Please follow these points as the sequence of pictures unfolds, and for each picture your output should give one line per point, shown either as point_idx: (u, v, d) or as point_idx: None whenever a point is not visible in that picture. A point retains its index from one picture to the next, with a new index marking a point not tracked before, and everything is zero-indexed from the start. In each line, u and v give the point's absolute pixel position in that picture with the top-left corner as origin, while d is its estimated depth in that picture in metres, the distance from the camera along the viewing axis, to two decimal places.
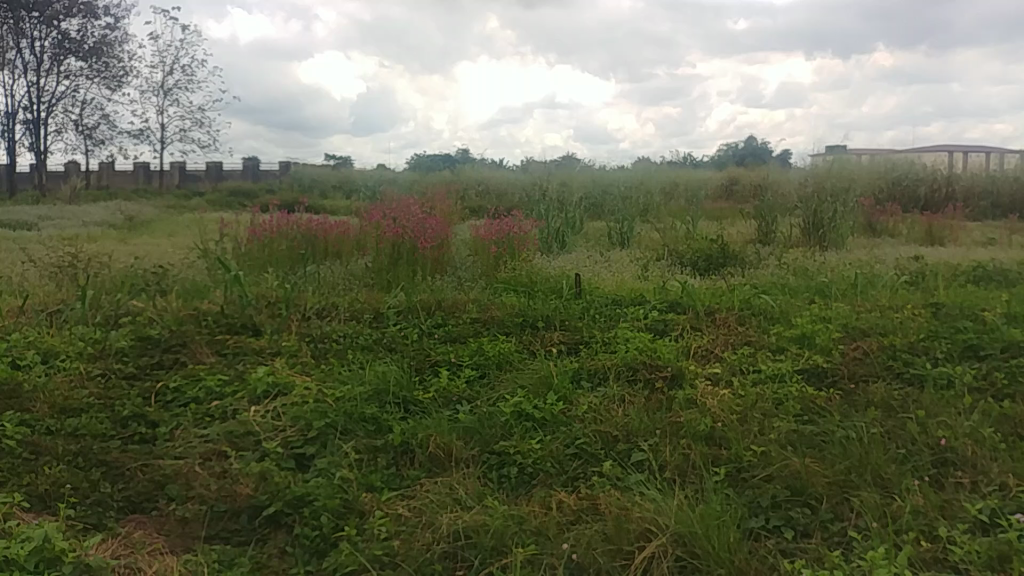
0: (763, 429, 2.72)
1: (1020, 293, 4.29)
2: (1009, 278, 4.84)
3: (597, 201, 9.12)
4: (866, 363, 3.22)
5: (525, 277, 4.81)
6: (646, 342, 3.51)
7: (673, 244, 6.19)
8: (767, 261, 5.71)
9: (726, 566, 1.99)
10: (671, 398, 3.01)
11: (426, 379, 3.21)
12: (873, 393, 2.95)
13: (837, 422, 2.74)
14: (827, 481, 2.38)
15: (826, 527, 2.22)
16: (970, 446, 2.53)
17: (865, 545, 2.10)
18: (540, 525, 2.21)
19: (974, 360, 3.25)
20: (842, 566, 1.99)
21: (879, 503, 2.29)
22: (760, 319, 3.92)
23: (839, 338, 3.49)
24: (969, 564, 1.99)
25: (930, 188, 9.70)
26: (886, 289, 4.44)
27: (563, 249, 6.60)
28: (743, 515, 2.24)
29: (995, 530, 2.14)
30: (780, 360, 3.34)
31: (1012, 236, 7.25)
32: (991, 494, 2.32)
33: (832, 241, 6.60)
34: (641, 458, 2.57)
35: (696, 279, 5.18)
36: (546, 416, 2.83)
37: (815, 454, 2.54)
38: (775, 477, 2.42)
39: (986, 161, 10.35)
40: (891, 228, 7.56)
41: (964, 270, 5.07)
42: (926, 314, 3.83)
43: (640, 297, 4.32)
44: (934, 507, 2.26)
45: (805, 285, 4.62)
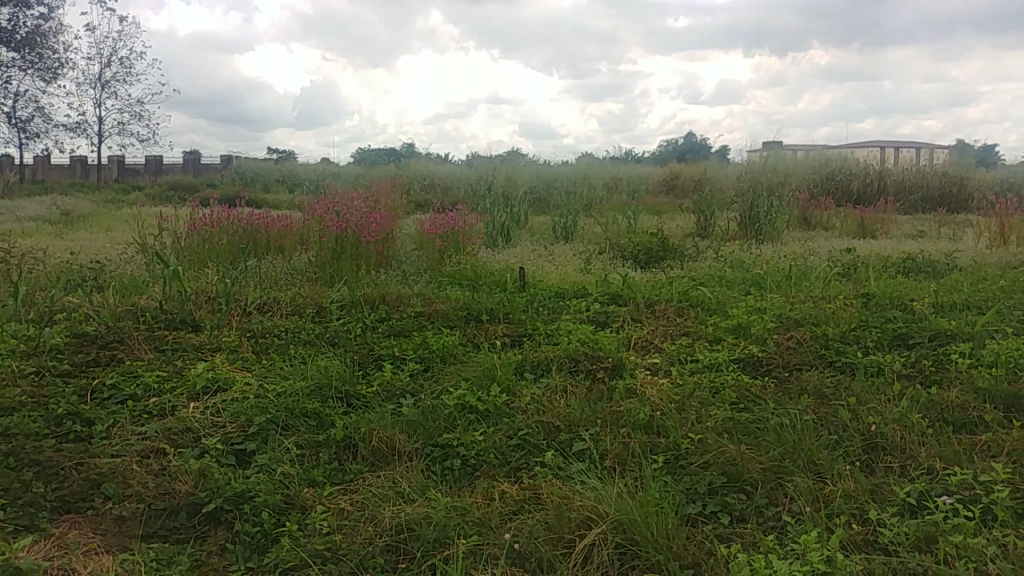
0: (701, 417, 2.79)
1: (947, 284, 4.44)
2: (937, 269, 5.01)
3: (542, 197, 9.17)
4: (799, 352, 3.31)
5: (468, 270, 4.82)
6: (589, 334, 3.55)
7: (615, 237, 6.24)
8: (705, 253, 5.83)
9: (664, 553, 2.03)
10: (612, 388, 3.05)
11: (369, 373, 3.21)
12: (805, 381, 3.04)
13: (771, 410, 2.81)
14: (761, 467, 2.45)
15: (761, 512, 2.27)
16: (899, 431, 2.62)
17: (798, 528, 2.16)
18: (482, 517, 2.23)
19: (903, 348, 3.36)
20: (776, 550, 2.04)
21: (812, 488, 2.36)
22: (698, 310, 4.00)
23: (773, 328, 3.58)
24: (898, 545, 2.06)
25: (865, 182, 9.97)
26: (820, 281, 4.55)
27: (507, 242, 6.62)
28: (680, 502, 2.29)
29: (923, 512, 2.22)
30: (717, 350, 3.41)
31: (940, 228, 7.50)
32: (919, 477, 2.40)
33: (769, 235, 6.74)
34: (582, 447, 2.60)
35: (637, 272, 5.26)
36: (489, 408, 2.85)
37: (750, 441, 2.61)
38: (712, 464, 2.48)
39: (916, 157, 10.70)
40: (825, 220, 7.82)
41: (893, 261, 5.23)
42: (857, 304, 3.95)
43: (582, 290, 4.36)
44: (865, 491, 2.33)
45: (741, 277, 4.71)
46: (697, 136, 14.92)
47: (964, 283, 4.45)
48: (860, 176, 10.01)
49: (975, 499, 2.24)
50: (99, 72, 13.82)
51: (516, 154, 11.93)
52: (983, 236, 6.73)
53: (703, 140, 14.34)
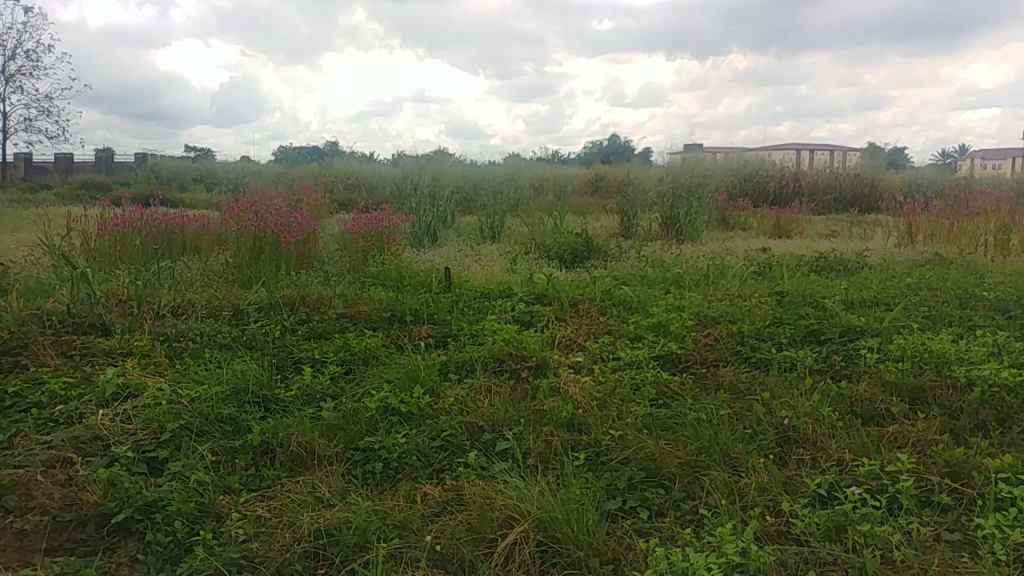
0: (622, 414, 2.82)
1: (857, 281, 4.59)
2: (848, 267, 5.18)
3: (468, 197, 9.16)
4: (716, 349, 3.39)
5: (393, 270, 4.78)
6: (513, 334, 3.56)
7: (540, 237, 6.27)
8: (628, 253, 5.91)
9: (584, 549, 2.05)
10: (535, 387, 3.07)
11: (288, 377, 3.15)
12: (722, 376, 3.11)
13: (689, 405, 2.87)
14: (679, 462, 2.49)
15: (678, 506, 2.31)
16: (810, 424, 2.70)
17: (715, 521, 2.20)
18: (403, 519, 2.21)
19: (815, 343, 3.47)
20: (693, 543, 2.08)
21: (727, 480, 2.41)
22: (620, 309, 4.05)
23: (692, 325, 3.65)
24: (809, 535, 2.12)
25: (781, 184, 10.27)
26: (737, 279, 4.66)
27: (434, 242, 6.60)
28: (601, 498, 2.31)
29: (832, 502, 2.29)
30: (637, 347, 3.46)
31: (852, 228, 7.79)
32: (829, 468, 2.48)
33: (691, 235, 6.88)
34: (505, 447, 2.60)
35: (562, 272, 5.30)
36: (412, 410, 2.82)
37: (668, 436, 2.66)
38: (632, 460, 2.52)
39: (829, 159, 11.06)
40: (743, 220, 8.03)
41: (807, 260, 5.39)
42: (771, 302, 4.06)
43: (507, 289, 4.37)
44: (778, 483, 2.40)
45: (662, 276, 4.79)
46: (620, 137, 15.12)
47: (873, 281, 4.61)
48: (776, 178, 10.30)
49: (881, 488, 2.33)
50: (3, 65, 13.22)
51: (441, 153, 11.88)
52: (891, 235, 7.00)
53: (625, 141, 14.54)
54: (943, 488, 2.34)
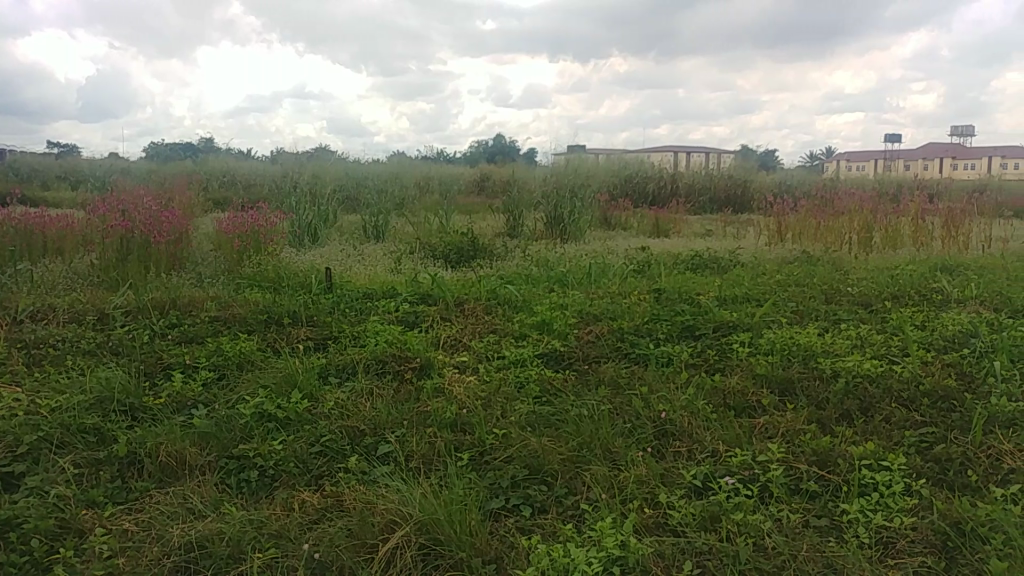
0: (505, 412, 2.83)
1: (731, 279, 4.77)
2: (722, 265, 5.38)
3: (351, 195, 9.01)
4: (598, 346, 3.44)
5: (272, 271, 4.64)
6: (396, 335, 3.52)
7: (424, 237, 6.23)
8: (513, 252, 5.94)
9: (466, 550, 2.04)
10: (418, 388, 3.04)
11: (157, 384, 3.01)
12: (603, 373, 3.17)
13: (572, 402, 2.90)
14: (561, 458, 2.52)
15: (560, 502, 2.34)
16: (687, 417, 2.78)
17: (595, 515, 2.23)
18: (280, 528, 2.15)
19: (691, 339, 3.58)
20: (574, 538, 2.10)
21: (608, 475, 2.45)
22: (504, 307, 4.06)
23: (575, 323, 3.70)
24: (685, 526, 2.18)
25: (660, 185, 10.57)
26: (618, 277, 4.76)
27: (315, 242, 6.47)
28: (484, 497, 2.31)
29: (707, 493, 2.37)
30: (521, 346, 3.48)
31: (726, 227, 8.08)
32: (704, 460, 2.56)
33: (574, 234, 6.98)
34: (386, 450, 2.57)
35: (446, 271, 5.28)
36: (289, 415, 2.75)
37: (551, 433, 2.68)
38: (515, 458, 2.53)
39: (704, 162, 11.45)
40: (624, 220, 8.22)
41: (684, 258, 5.56)
42: (650, 299, 4.16)
43: (390, 289, 4.32)
44: (656, 475, 2.45)
45: (546, 275, 4.84)
46: (505, 137, 15.21)
47: (746, 278, 4.79)
48: (655, 179, 10.60)
49: (753, 478, 2.42)
50: None
51: (323, 149, 11.65)
52: (763, 233, 7.31)
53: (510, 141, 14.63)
54: (811, 476, 2.45)
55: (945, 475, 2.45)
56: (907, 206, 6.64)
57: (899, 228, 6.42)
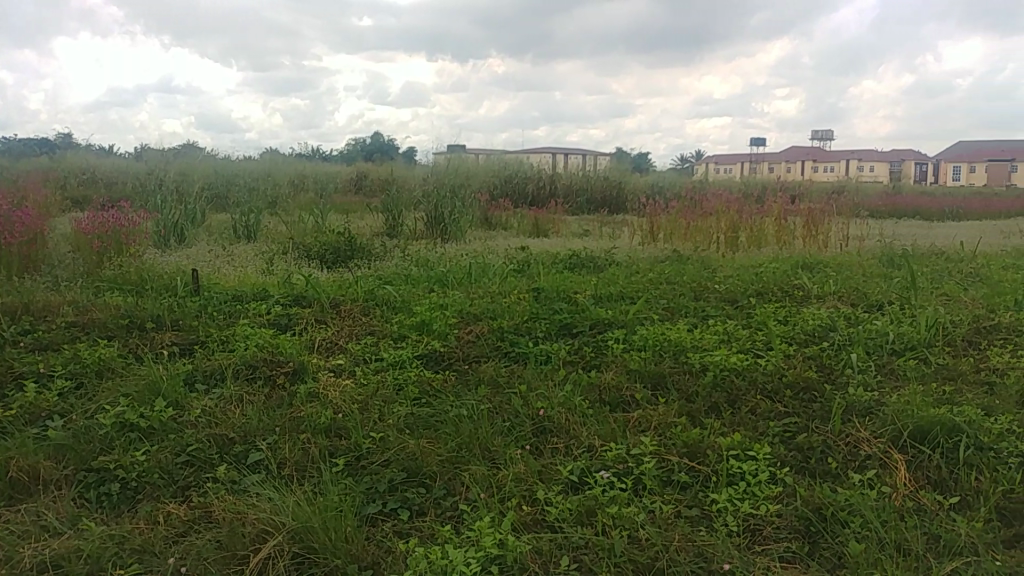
0: (383, 415, 2.79)
1: (607, 277, 4.87)
2: (599, 264, 5.49)
3: (221, 193, 8.70)
4: (477, 345, 3.45)
5: (135, 274, 4.42)
6: (269, 338, 3.42)
7: (299, 237, 6.08)
8: (391, 252, 5.88)
9: (342, 556, 2.00)
10: (292, 393, 2.96)
11: (8, 396, 2.82)
12: (481, 372, 3.17)
13: (450, 402, 2.89)
14: (439, 460, 2.51)
15: (439, 504, 2.32)
16: (564, 414, 2.81)
17: (473, 515, 2.23)
18: (144, 543, 2.05)
19: (569, 336, 3.64)
20: (452, 540, 2.09)
21: (486, 474, 2.45)
22: (382, 308, 4.01)
23: (453, 323, 3.69)
24: (563, 521, 2.21)
25: (538, 186, 10.70)
26: (497, 277, 4.78)
27: (182, 242, 6.22)
28: (360, 503, 2.27)
29: (584, 488, 2.41)
30: (400, 347, 3.45)
31: (603, 228, 8.26)
32: (581, 455, 2.60)
33: (453, 234, 6.98)
34: (258, 458, 2.49)
35: (323, 272, 5.17)
36: (153, 424, 2.63)
37: (429, 435, 2.66)
38: (392, 461, 2.50)
39: (582, 163, 11.67)
40: (504, 220, 8.27)
41: (562, 258, 5.65)
42: (529, 298, 4.19)
43: (262, 291, 4.19)
44: (533, 473, 2.47)
45: (425, 275, 4.81)
46: (383, 135, 15.03)
47: (621, 276, 4.91)
48: (533, 180, 10.72)
49: (627, 471, 2.48)
50: None
51: (191, 146, 11.21)
52: (637, 233, 7.51)
53: (388, 139, 14.48)
54: (683, 467, 2.53)
55: (807, 463, 2.58)
56: (771, 207, 6.96)
57: (764, 228, 6.72)
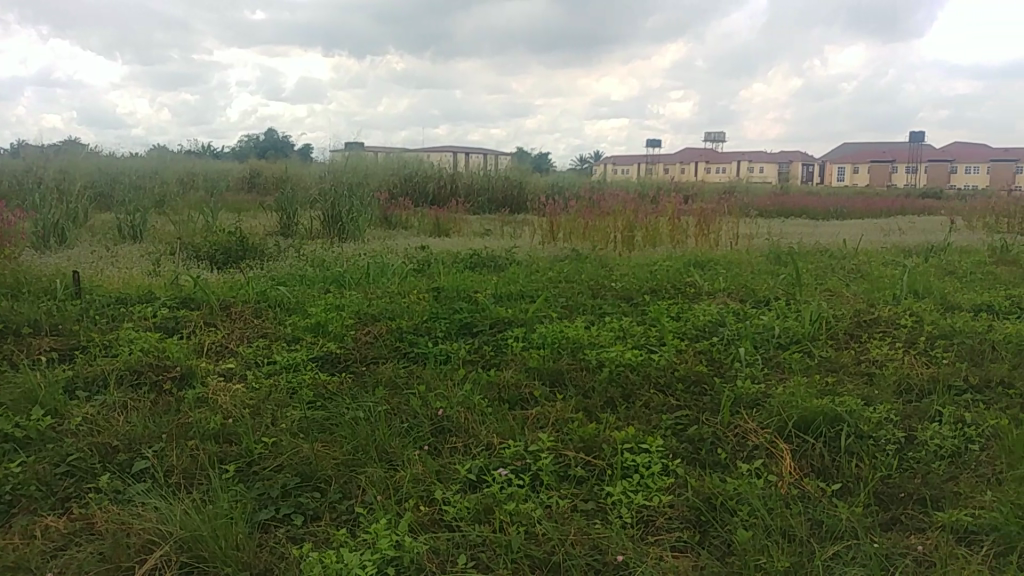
0: (276, 419, 2.73)
1: (506, 276, 4.90)
2: (498, 263, 5.51)
3: (105, 191, 8.34)
4: (374, 346, 3.41)
5: (8, 276, 4.20)
6: (155, 342, 3.29)
7: (189, 237, 5.88)
8: (286, 252, 5.75)
9: (232, 565, 1.95)
10: (181, 398, 2.87)
11: None
12: (379, 373, 3.14)
13: (346, 404, 2.86)
14: (335, 463, 2.47)
15: (334, 507, 2.29)
16: (463, 413, 2.82)
17: (370, 517, 2.21)
18: (19, 558, 1.94)
19: (468, 335, 3.64)
20: (347, 543, 2.06)
21: (383, 476, 2.43)
22: (276, 310, 3.93)
23: (350, 324, 3.64)
24: (460, 520, 2.21)
25: (439, 185, 10.66)
26: (396, 277, 4.75)
27: (62, 243, 5.93)
28: (252, 509, 2.22)
29: (481, 486, 2.41)
30: (294, 349, 3.38)
31: (503, 227, 8.30)
32: (479, 453, 2.60)
33: (351, 233, 6.88)
34: (144, 466, 2.40)
35: (214, 273, 5.02)
36: (29, 435, 2.50)
37: (324, 438, 2.62)
38: (286, 466, 2.45)
39: (482, 163, 11.70)
40: (404, 220, 8.21)
41: (462, 257, 5.65)
42: (428, 298, 4.18)
43: (148, 293, 4.04)
44: (431, 473, 2.46)
45: (320, 275, 4.72)
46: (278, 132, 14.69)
47: (520, 275, 4.95)
48: (434, 179, 10.67)
49: (525, 468, 2.50)
50: None
51: (72, 142, 10.70)
52: (536, 232, 7.58)
53: (283, 137, 14.16)
54: (578, 462, 2.56)
55: (698, 454, 2.66)
56: (665, 207, 7.14)
57: (659, 228, 6.89)
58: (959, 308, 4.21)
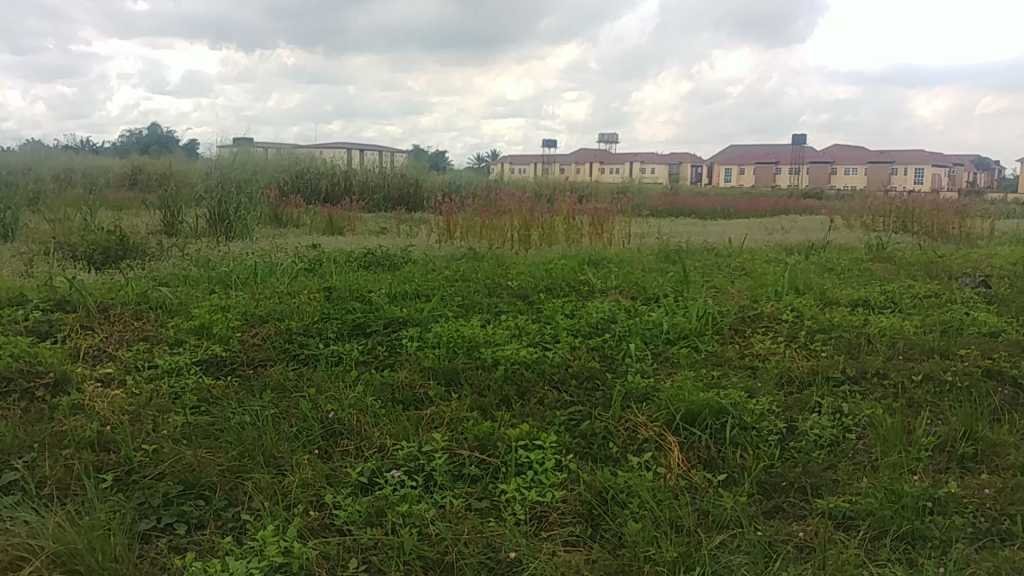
0: (158, 426, 2.63)
1: (401, 275, 4.86)
2: (393, 261, 5.46)
3: None
4: (263, 348, 3.33)
5: None
6: (26, 347, 3.12)
7: (64, 235, 5.60)
8: (170, 252, 5.54)
9: None
10: (54, 406, 2.73)
11: None
12: (268, 377, 3.07)
13: (233, 409, 2.77)
14: (220, 470, 2.40)
15: (219, 515, 2.21)
16: (354, 415, 2.77)
17: (257, 524, 2.15)
18: None
19: (361, 336, 3.59)
20: (233, 551, 2.00)
21: (271, 482, 2.37)
22: (158, 312, 3.78)
23: (238, 325, 3.54)
24: (351, 524, 2.18)
25: (333, 183, 10.48)
26: (286, 276, 4.64)
27: None
28: (131, 520, 2.13)
29: (373, 488, 2.38)
30: (177, 352, 3.26)
31: (399, 225, 8.22)
32: (371, 456, 2.57)
33: (240, 232, 6.69)
34: (12, 478, 2.27)
35: (91, 273, 4.79)
36: None
37: (209, 444, 2.54)
38: (168, 474, 2.36)
39: (377, 160, 11.57)
40: (295, 219, 8.03)
41: (356, 256, 5.57)
42: (319, 298, 4.10)
43: (18, 295, 3.82)
44: (321, 476, 2.42)
45: (206, 276, 4.57)
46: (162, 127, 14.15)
47: (415, 274, 4.91)
48: (327, 176, 10.48)
49: (418, 469, 2.48)
50: None
51: None
52: (432, 231, 7.54)
53: (168, 132, 13.65)
54: (472, 461, 2.56)
55: (590, 449, 2.70)
56: (560, 206, 7.22)
57: (554, 227, 6.96)
58: (837, 303, 4.41)
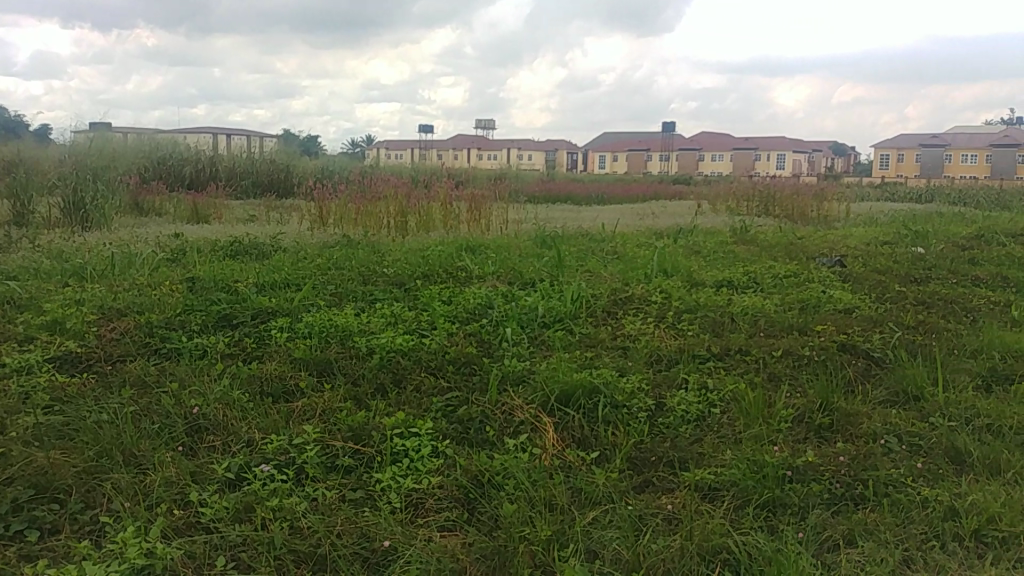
0: (4, 429, 2.48)
1: (270, 264, 4.73)
2: (262, 250, 5.31)
3: None
4: (121, 343, 3.18)
5: None
6: None
7: None
8: (18, 244, 5.21)
9: None
10: None
11: None
12: (127, 373, 2.94)
13: (88, 407, 2.64)
14: (75, 472, 2.28)
15: (75, 519, 2.11)
16: (221, 409, 2.69)
17: (117, 526, 2.06)
18: None
19: (228, 328, 3.48)
20: (91, 556, 1.91)
21: (131, 481, 2.27)
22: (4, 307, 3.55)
23: (92, 320, 3.37)
24: (218, 521, 2.12)
25: (198, 169, 10.08)
26: (146, 268, 4.44)
27: None
28: None
29: (242, 484, 2.32)
30: (26, 349, 3.08)
31: (270, 213, 8.01)
32: (239, 451, 2.50)
33: (96, 222, 6.36)
34: None
35: None
36: None
37: (63, 446, 2.41)
38: (16, 479, 2.22)
39: (245, 146, 11.21)
40: (157, 207, 7.69)
41: (222, 245, 5.40)
42: (182, 289, 3.95)
43: None
44: (185, 474, 2.34)
45: (57, 268, 4.32)
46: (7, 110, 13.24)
47: (285, 262, 4.80)
48: (191, 162, 10.08)
49: (289, 462, 2.44)
50: None
51: None
52: (304, 218, 7.38)
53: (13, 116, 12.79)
54: (346, 451, 2.53)
55: (466, 433, 2.71)
56: (436, 192, 7.19)
57: (431, 213, 6.93)
58: (703, 284, 4.58)
